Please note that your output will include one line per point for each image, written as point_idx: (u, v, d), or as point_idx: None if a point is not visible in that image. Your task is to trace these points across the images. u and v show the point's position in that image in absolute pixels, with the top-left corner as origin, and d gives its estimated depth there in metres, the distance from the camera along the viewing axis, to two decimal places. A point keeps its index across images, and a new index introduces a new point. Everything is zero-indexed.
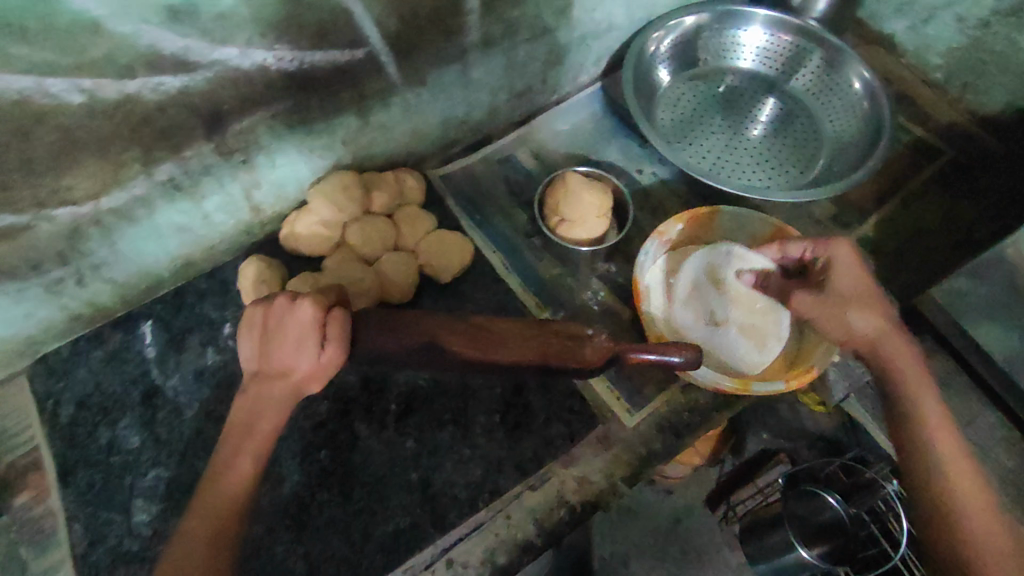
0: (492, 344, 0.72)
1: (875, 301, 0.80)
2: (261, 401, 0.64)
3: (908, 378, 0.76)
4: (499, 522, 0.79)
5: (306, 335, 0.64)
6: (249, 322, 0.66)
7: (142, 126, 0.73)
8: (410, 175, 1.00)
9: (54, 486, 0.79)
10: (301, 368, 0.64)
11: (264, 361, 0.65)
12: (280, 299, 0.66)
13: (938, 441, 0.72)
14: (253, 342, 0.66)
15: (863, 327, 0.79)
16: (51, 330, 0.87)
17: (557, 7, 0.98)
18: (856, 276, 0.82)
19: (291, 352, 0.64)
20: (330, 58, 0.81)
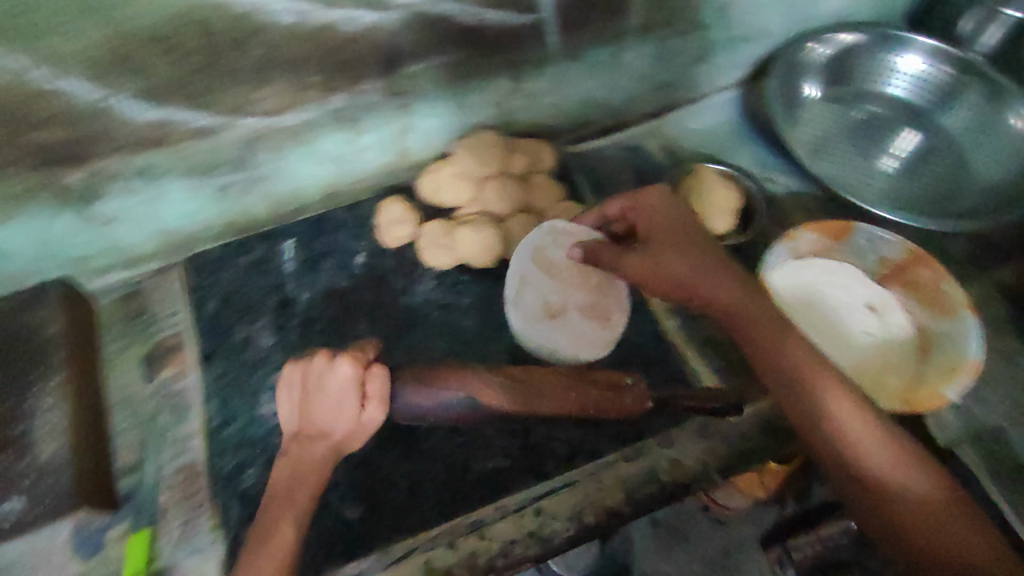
0: (521, 392, 0.73)
1: (702, 248, 0.82)
2: (303, 462, 0.70)
3: (749, 315, 0.78)
4: (590, 484, 0.82)
5: (345, 393, 0.69)
6: (290, 383, 0.73)
7: (331, 56, 0.78)
8: (546, 146, 1.03)
9: (197, 365, 0.90)
10: (342, 427, 0.70)
11: (305, 420, 0.71)
12: (320, 358, 0.71)
13: (806, 376, 0.74)
14: (295, 401, 0.72)
15: (683, 266, 0.80)
16: (210, 232, 0.97)
17: (719, 4, 0.98)
18: (660, 224, 0.84)
19: (331, 412, 0.70)
20: (502, 19, 0.85)
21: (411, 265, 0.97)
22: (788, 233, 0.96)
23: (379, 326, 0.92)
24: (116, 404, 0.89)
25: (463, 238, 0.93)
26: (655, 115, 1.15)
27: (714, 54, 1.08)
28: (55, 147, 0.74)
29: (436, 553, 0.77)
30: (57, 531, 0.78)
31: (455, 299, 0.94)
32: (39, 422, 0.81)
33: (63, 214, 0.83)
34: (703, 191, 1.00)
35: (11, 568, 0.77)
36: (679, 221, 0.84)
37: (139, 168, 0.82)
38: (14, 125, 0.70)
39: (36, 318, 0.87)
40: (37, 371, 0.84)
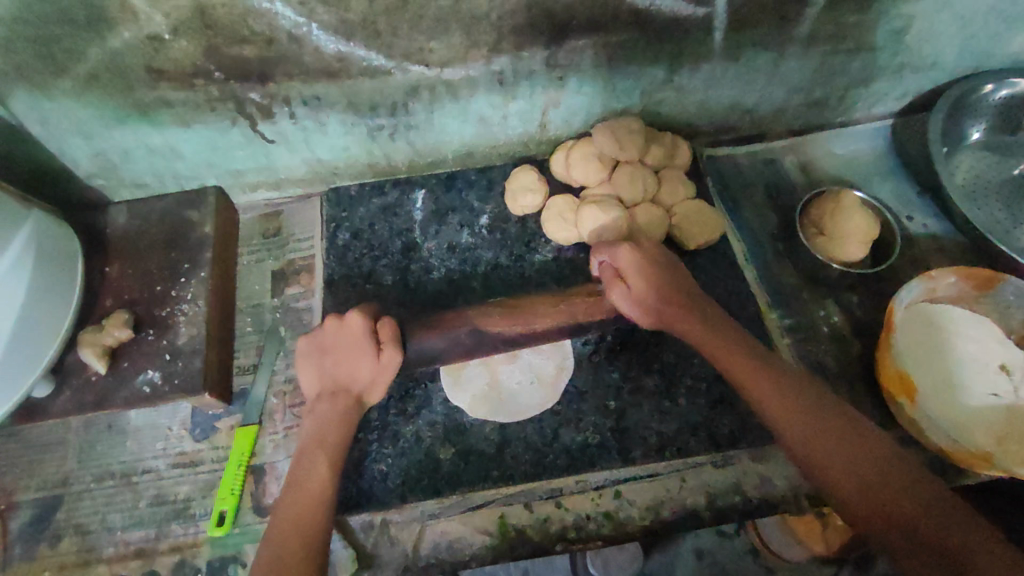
0: (516, 315, 0.86)
1: (680, 295, 0.81)
2: (329, 413, 0.75)
3: (725, 362, 0.77)
4: (673, 481, 0.83)
5: (360, 342, 0.77)
6: (308, 354, 0.79)
7: (506, 18, 0.81)
8: (684, 143, 1.02)
9: (320, 289, 0.96)
10: (365, 372, 0.77)
11: (325, 379, 0.77)
12: (329, 322, 0.78)
13: (774, 407, 0.72)
14: (314, 370, 0.78)
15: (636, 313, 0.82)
16: (353, 168, 1.03)
17: (896, 27, 0.94)
18: (638, 281, 0.81)
19: (351, 360, 0.77)
20: (675, 7, 0.84)
21: (531, 235, 1.00)
22: (925, 273, 0.88)
23: (492, 285, 0.95)
24: (243, 309, 0.96)
25: (586, 217, 0.93)
26: (798, 132, 1.12)
27: (876, 79, 1.03)
28: (247, 64, 0.81)
29: (510, 510, 0.82)
30: (177, 411, 0.89)
31: (567, 274, 0.96)
32: (183, 308, 0.89)
33: (237, 125, 0.90)
34: (834, 217, 0.96)
35: (136, 433, 0.87)
36: (658, 263, 0.83)
37: (310, 96, 0.87)
38: (214, 37, 0.76)
39: (192, 217, 0.95)
40: (187, 265, 0.92)
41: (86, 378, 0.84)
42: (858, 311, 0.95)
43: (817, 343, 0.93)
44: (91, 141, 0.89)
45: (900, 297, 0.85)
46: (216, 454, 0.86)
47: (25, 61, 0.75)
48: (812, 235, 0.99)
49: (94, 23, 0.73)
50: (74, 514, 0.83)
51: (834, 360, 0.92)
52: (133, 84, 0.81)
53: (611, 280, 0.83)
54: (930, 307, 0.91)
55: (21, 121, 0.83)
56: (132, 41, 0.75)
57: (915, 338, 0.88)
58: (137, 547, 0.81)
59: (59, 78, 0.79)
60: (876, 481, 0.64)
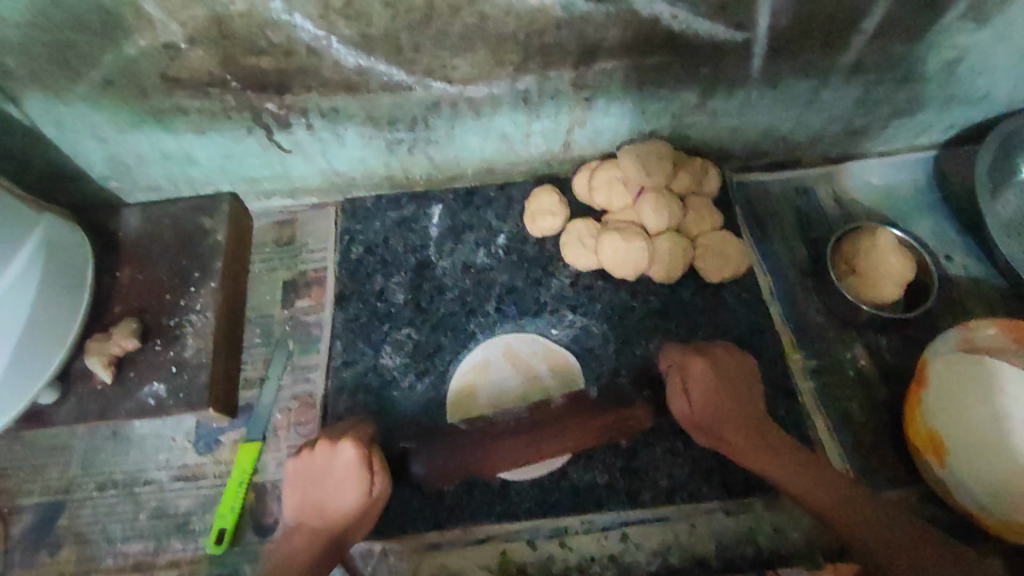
0: (549, 435, 0.82)
1: (743, 419, 0.77)
2: (312, 535, 0.70)
3: (748, 446, 0.75)
4: (682, 525, 0.80)
5: (352, 476, 0.71)
6: (297, 475, 0.73)
7: (535, 38, 0.77)
8: (713, 169, 0.98)
9: (331, 304, 0.94)
10: (352, 507, 0.71)
11: (312, 510, 0.71)
12: (322, 446, 0.73)
13: (773, 462, 0.74)
14: (301, 494, 0.72)
15: (693, 426, 0.78)
16: (369, 180, 1.00)
17: (948, 59, 0.88)
18: (699, 398, 0.77)
19: (339, 490, 0.71)
20: (713, 31, 0.79)
21: (549, 258, 0.96)
22: (964, 323, 0.83)
23: (506, 309, 0.93)
24: (252, 319, 0.95)
25: (607, 245, 0.89)
26: (835, 160, 1.06)
27: (922, 110, 0.97)
28: (263, 74, 0.78)
29: (513, 546, 0.79)
30: (181, 422, 0.88)
31: (584, 302, 0.93)
32: (191, 319, 0.87)
33: (253, 134, 0.88)
34: (867, 254, 0.90)
35: (140, 443, 0.87)
36: (728, 385, 0.78)
37: (328, 108, 0.84)
38: (231, 46, 0.74)
39: (205, 224, 0.94)
40: (197, 274, 0.90)
41: (91, 386, 0.83)
42: (887, 355, 0.91)
43: (842, 388, 0.89)
44: (106, 144, 0.87)
45: (930, 347, 0.81)
46: (217, 469, 0.85)
47: (40, 65, 0.74)
48: (842, 272, 0.94)
49: (110, 30, 0.71)
50: (75, 522, 0.83)
51: (859, 407, 0.88)
52: (148, 91, 0.79)
53: (674, 387, 0.79)
54: (983, 359, 0.80)
55: (35, 123, 0.82)
56: (148, 49, 0.73)
57: (954, 393, 0.80)
58: (135, 559, 0.81)
59: (75, 83, 0.77)
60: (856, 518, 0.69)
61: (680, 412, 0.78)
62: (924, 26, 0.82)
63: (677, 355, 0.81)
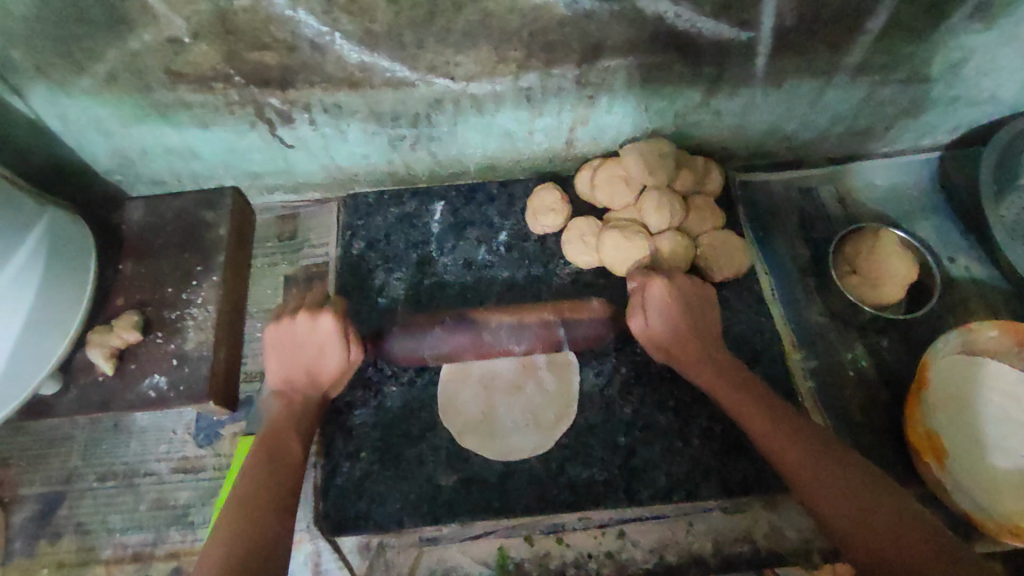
0: (507, 309, 0.89)
1: (696, 339, 0.80)
2: (293, 395, 0.77)
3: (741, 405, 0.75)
4: (680, 524, 0.81)
5: (331, 343, 0.76)
6: (278, 344, 0.77)
7: (538, 35, 0.77)
8: (716, 168, 0.98)
9: (332, 299, 0.95)
10: (331, 369, 0.77)
11: (293, 373, 0.77)
12: (301, 316, 0.77)
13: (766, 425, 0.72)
14: (280, 362, 0.77)
15: (653, 345, 0.82)
16: (372, 175, 1.00)
17: (953, 60, 0.87)
18: (658, 318, 0.81)
19: (319, 353, 0.77)
20: (717, 31, 0.79)
21: (550, 255, 0.96)
22: (968, 325, 0.83)
23: (506, 306, 0.93)
24: (254, 313, 0.95)
25: (608, 242, 0.89)
26: (838, 160, 1.06)
27: (927, 111, 0.96)
28: (266, 70, 0.78)
29: (510, 542, 0.81)
30: (182, 414, 0.88)
31: (584, 299, 0.93)
32: (192, 312, 0.88)
33: (256, 128, 0.88)
34: (868, 256, 0.91)
35: (140, 434, 0.87)
36: (688, 308, 0.81)
37: (331, 103, 0.85)
38: (234, 41, 0.74)
39: (208, 218, 0.94)
40: (199, 267, 0.91)
41: (93, 378, 0.84)
42: (889, 356, 0.90)
43: (842, 389, 0.89)
44: (110, 138, 0.88)
45: (936, 345, 0.81)
46: (217, 461, 0.86)
47: (45, 58, 0.74)
48: (844, 273, 0.94)
49: (114, 24, 0.71)
50: (75, 512, 0.83)
51: (859, 409, 0.87)
52: (151, 85, 0.79)
53: (636, 309, 0.82)
54: (978, 361, 0.82)
55: (40, 116, 0.83)
56: (152, 43, 0.74)
57: (950, 391, 0.81)
58: (134, 550, 0.81)
59: (79, 76, 0.78)
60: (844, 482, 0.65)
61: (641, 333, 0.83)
62: (930, 27, 0.82)
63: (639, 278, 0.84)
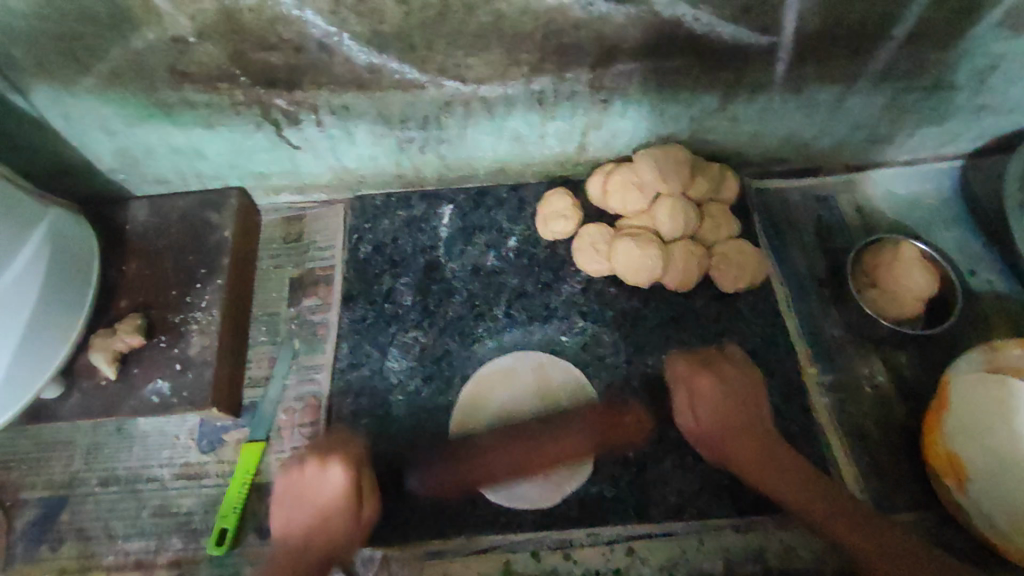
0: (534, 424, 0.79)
1: (743, 431, 0.74)
2: (288, 574, 0.67)
3: (743, 458, 0.73)
4: (691, 541, 0.78)
5: (339, 497, 0.68)
6: (285, 490, 0.69)
7: (552, 37, 0.75)
8: (732, 175, 0.95)
9: (337, 304, 0.93)
10: (337, 532, 0.68)
11: (295, 536, 0.68)
12: (311, 465, 0.69)
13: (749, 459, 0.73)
14: (285, 512, 0.69)
15: (711, 448, 0.76)
16: (379, 178, 0.99)
17: (980, 67, 0.84)
18: (707, 418, 0.75)
19: (322, 512, 0.68)
20: (736, 35, 0.77)
21: (560, 262, 0.94)
22: (989, 342, 0.81)
23: (515, 314, 0.91)
24: (258, 317, 0.94)
25: (619, 251, 0.87)
26: (857, 168, 1.03)
27: (951, 119, 0.93)
28: (273, 70, 0.76)
29: (517, 557, 0.77)
30: (185, 420, 0.87)
31: (594, 308, 0.91)
32: (196, 316, 0.86)
33: (262, 129, 0.86)
34: (887, 271, 0.87)
35: (144, 439, 0.86)
36: (734, 395, 0.75)
37: (339, 105, 0.83)
38: (240, 42, 0.72)
39: (213, 219, 0.93)
40: (203, 270, 0.89)
41: (95, 382, 0.83)
42: (905, 371, 0.88)
43: (858, 404, 0.87)
44: (114, 137, 0.86)
45: (955, 367, 0.79)
46: (221, 468, 0.84)
47: (47, 56, 0.73)
48: (863, 285, 0.92)
49: (118, 23, 0.69)
50: (77, 517, 0.82)
51: (874, 425, 0.85)
52: (156, 84, 0.78)
53: (681, 404, 0.77)
54: (1002, 380, 0.77)
55: (42, 115, 0.81)
56: (156, 42, 0.72)
57: (976, 415, 0.77)
58: (136, 558, 0.80)
59: (82, 75, 0.76)
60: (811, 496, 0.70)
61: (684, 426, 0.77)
62: (958, 33, 0.79)
63: (690, 364, 0.78)
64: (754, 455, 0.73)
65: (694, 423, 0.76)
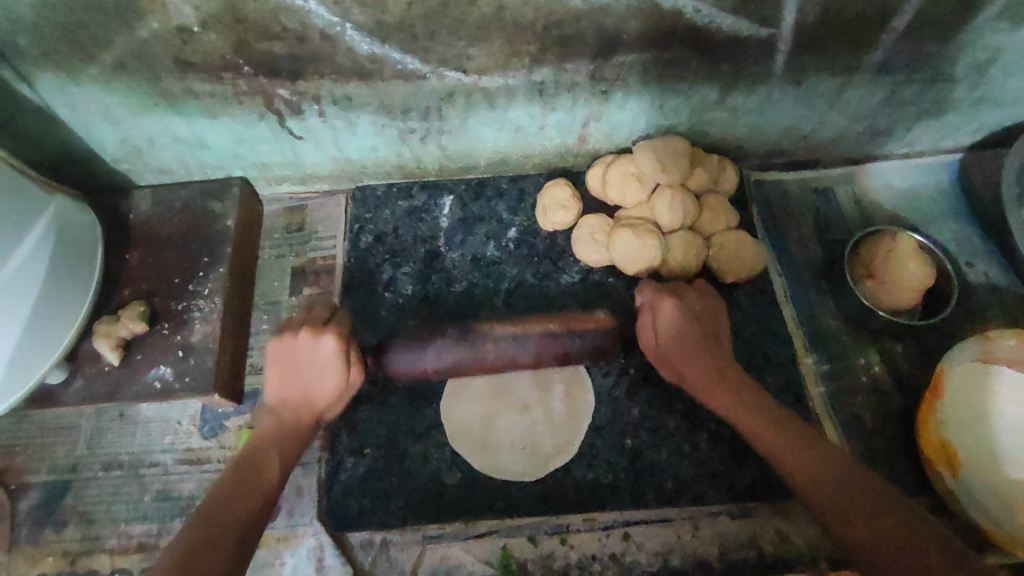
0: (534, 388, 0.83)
1: (703, 356, 0.78)
2: (282, 424, 0.73)
3: (737, 413, 0.74)
4: (685, 527, 0.79)
5: (331, 366, 0.73)
6: (278, 359, 0.74)
7: (553, 28, 0.76)
8: (731, 167, 0.96)
9: (339, 293, 0.94)
10: (329, 391, 0.74)
11: (290, 393, 0.74)
12: (304, 334, 0.73)
13: (746, 423, 0.73)
14: (279, 377, 0.74)
15: (669, 367, 0.80)
16: (380, 168, 0.99)
17: (978, 60, 0.84)
18: (666, 335, 0.79)
19: (318, 375, 0.74)
20: (736, 27, 0.77)
21: (559, 252, 0.95)
22: (984, 333, 0.80)
23: (514, 303, 0.92)
24: (260, 305, 0.95)
25: (619, 241, 0.88)
26: (856, 161, 1.04)
27: (950, 112, 0.94)
28: (276, 61, 0.77)
29: (513, 542, 0.79)
30: (187, 406, 0.88)
31: (593, 298, 0.92)
32: (198, 304, 0.87)
33: (265, 119, 0.87)
34: (885, 263, 0.88)
35: (146, 425, 0.87)
36: (694, 319, 0.79)
37: (341, 95, 0.83)
38: (243, 31, 0.73)
39: (215, 209, 0.93)
40: (206, 258, 0.90)
41: (99, 368, 0.84)
42: (902, 362, 0.89)
43: (854, 394, 0.87)
44: (118, 126, 0.87)
45: (949, 355, 0.79)
46: (222, 453, 0.85)
47: (53, 45, 0.73)
48: (859, 277, 0.92)
49: (123, 12, 0.70)
50: (81, 501, 0.83)
51: (870, 415, 0.86)
52: (160, 73, 0.78)
53: (645, 327, 0.81)
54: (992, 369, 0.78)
55: (48, 104, 0.82)
56: (161, 31, 0.73)
57: (969, 404, 0.77)
58: (138, 541, 0.81)
59: (87, 64, 0.77)
60: (809, 467, 0.67)
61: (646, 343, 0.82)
62: (956, 26, 0.79)
63: (656, 289, 0.81)
64: (756, 424, 0.72)
65: (654, 345, 0.80)
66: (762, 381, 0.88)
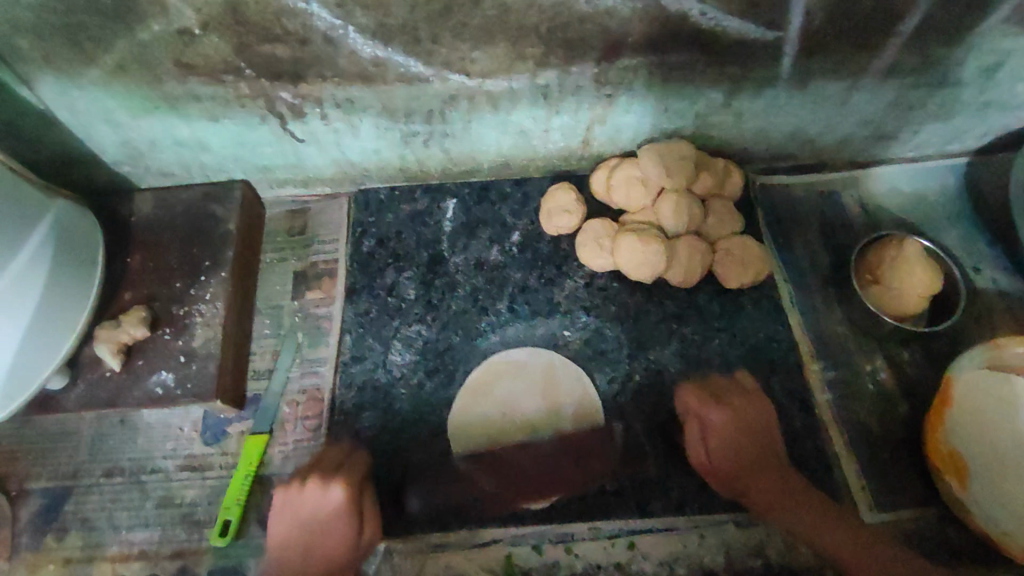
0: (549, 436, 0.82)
1: (758, 465, 0.73)
2: None
3: (778, 507, 0.72)
4: (692, 537, 0.78)
5: (340, 518, 0.69)
6: (284, 510, 0.70)
7: (558, 31, 0.75)
8: (736, 170, 0.95)
9: (341, 297, 0.93)
10: (339, 552, 0.69)
11: (296, 556, 0.69)
12: (312, 485, 0.70)
13: (789, 517, 0.71)
14: (285, 533, 0.69)
15: (724, 482, 0.75)
16: (383, 171, 0.99)
17: (987, 64, 0.84)
18: (717, 451, 0.74)
19: (321, 533, 0.69)
20: (743, 30, 0.76)
21: (563, 257, 0.94)
22: (993, 341, 0.80)
23: (518, 308, 0.91)
24: (262, 309, 0.94)
25: (624, 246, 0.87)
26: (861, 164, 1.03)
27: (957, 115, 0.93)
28: (278, 64, 0.76)
29: (518, 550, 0.77)
30: (189, 411, 0.88)
31: (598, 303, 0.91)
32: (200, 308, 0.87)
33: (267, 122, 0.86)
34: (891, 269, 0.87)
35: (148, 430, 0.87)
36: (744, 427, 0.74)
37: (344, 98, 0.83)
38: (245, 34, 0.72)
39: (216, 212, 0.93)
40: (208, 262, 0.89)
41: (100, 373, 0.83)
42: (908, 368, 0.88)
43: (861, 400, 0.87)
44: (118, 129, 0.86)
45: (957, 363, 0.78)
46: (224, 460, 0.85)
47: (53, 47, 0.73)
48: (865, 282, 0.91)
49: (124, 15, 0.69)
50: (82, 507, 0.83)
51: (876, 421, 0.85)
52: (161, 76, 0.78)
53: (694, 441, 0.76)
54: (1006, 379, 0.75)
55: (47, 106, 0.81)
56: (162, 34, 0.72)
57: (979, 415, 0.75)
58: (140, 548, 0.81)
59: (87, 67, 0.76)
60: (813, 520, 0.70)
61: (697, 461, 0.76)
62: (965, 29, 0.78)
63: (701, 397, 0.76)
64: (798, 513, 0.71)
65: (706, 457, 0.75)
66: (768, 387, 0.87)
